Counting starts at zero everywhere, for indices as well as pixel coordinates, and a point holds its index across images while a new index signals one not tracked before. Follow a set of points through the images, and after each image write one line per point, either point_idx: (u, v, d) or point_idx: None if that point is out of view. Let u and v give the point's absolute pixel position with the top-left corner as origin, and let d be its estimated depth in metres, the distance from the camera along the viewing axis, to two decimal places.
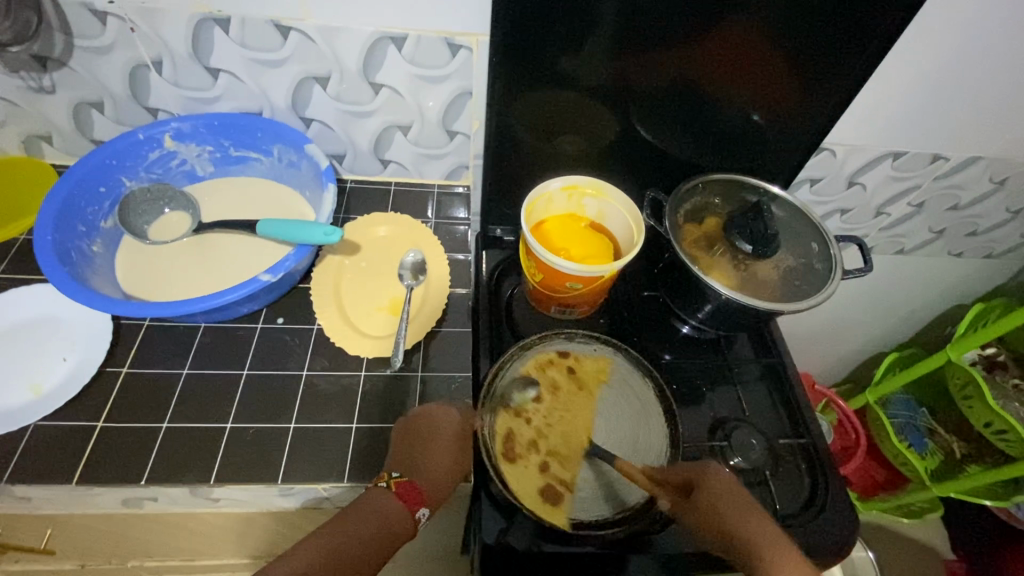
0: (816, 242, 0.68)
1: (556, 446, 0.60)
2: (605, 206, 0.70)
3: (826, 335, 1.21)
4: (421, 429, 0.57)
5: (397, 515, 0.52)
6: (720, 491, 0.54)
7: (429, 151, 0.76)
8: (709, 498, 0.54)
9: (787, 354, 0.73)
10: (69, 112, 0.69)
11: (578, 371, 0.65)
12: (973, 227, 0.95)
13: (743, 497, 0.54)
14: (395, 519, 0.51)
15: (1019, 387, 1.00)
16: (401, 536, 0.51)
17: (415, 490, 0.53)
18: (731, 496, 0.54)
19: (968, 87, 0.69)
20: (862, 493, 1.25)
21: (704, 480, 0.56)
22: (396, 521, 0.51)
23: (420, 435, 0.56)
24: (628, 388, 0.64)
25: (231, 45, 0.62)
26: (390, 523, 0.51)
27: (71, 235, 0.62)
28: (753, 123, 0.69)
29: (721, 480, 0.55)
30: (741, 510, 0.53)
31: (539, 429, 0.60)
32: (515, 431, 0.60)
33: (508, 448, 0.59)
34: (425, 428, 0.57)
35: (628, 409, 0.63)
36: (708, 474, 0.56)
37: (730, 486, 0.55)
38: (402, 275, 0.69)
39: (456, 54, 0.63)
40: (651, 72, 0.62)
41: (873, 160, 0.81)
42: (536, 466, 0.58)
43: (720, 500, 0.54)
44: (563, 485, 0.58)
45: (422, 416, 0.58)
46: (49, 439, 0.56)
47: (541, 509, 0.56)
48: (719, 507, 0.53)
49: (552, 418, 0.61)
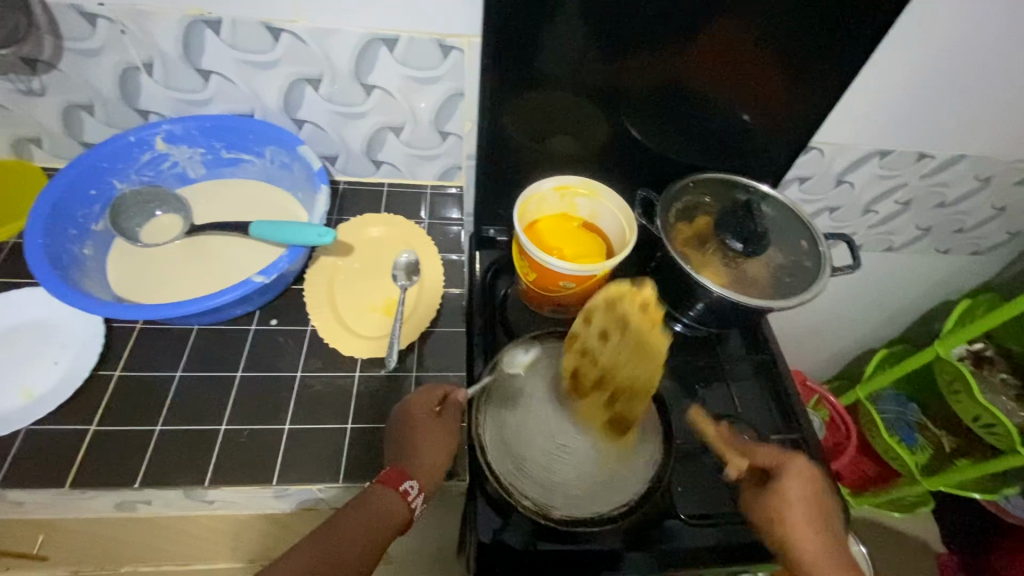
0: (805, 240, 0.69)
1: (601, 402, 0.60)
2: (598, 206, 0.70)
3: (817, 332, 1.23)
4: (397, 413, 0.58)
5: (384, 497, 0.53)
6: (792, 495, 0.57)
7: (421, 152, 0.76)
8: (778, 501, 0.57)
9: (778, 351, 0.74)
10: (59, 115, 0.69)
11: (649, 309, 0.57)
12: (958, 225, 0.96)
13: (812, 502, 0.57)
14: (381, 503, 0.53)
15: (1005, 381, 1.02)
16: (392, 519, 0.52)
17: (397, 467, 0.55)
18: (805, 502, 0.57)
19: (952, 87, 0.70)
20: (853, 488, 1.27)
21: (785, 480, 0.57)
22: (384, 506, 0.53)
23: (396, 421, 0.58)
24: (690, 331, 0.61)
25: (222, 47, 0.62)
26: (379, 510, 0.52)
27: (61, 238, 0.62)
28: (743, 123, 0.70)
29: (801, 485, 0.57)
30: (805, 519, 0.56)
31: (540, 421, 0.60)
32: (517, 423, 0.60)
33: (509, 442, 0.59)
34: (399, 411, 0.58)
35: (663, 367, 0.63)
36: (794, 474, 0.58)
37: (808, 488, 0.57)
38: (395, 276, 0.69)
39: (447, 56, 0.63)
40: (641, 73, 0.63)
41: (860, 158, 0.82)
42: (547, 452, 0.59)
43: (791, 506, 0.56)
44: (626, 421, 0.60)
45: (399, 402, 0.59)
46: (42, 443, 0.55)
47: (534, 504, 0.55)
48: (787, 510, 0.56)
49: (622, 357, 0.59)
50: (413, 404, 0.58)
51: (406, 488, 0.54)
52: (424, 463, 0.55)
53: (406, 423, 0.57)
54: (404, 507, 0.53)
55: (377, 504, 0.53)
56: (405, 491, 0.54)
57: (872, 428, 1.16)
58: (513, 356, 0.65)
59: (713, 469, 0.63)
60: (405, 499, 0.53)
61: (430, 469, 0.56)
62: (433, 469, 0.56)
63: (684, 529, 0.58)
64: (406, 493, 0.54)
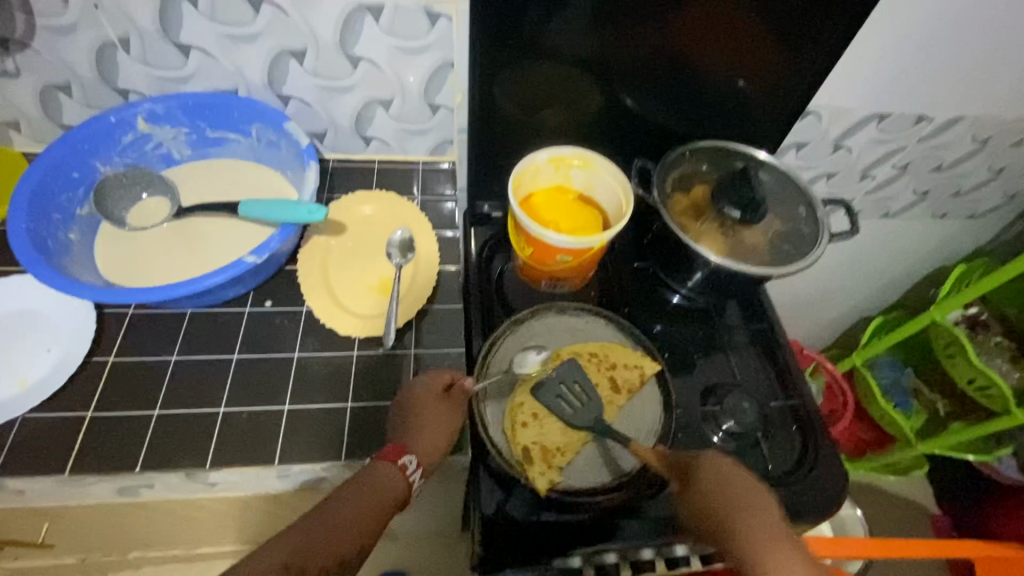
0: (803, 206, 0.68)
1: (571, 407, 0.58)
2: (593, 177, 0.69)
3: (814, 301, 1.23)
4: (404, 393, 0.58)
5: (384, 472, 0.52)
6: (707, 485, 0.51)
7: (411, 126, 0.74)
8: (698, 495, 0.51)
9: (776, 320, 0.74)
10: (35, 97, 0.66)
11: (560, 355, 0.62)
12: (955, 188, 0.96)
13: (735, 489, 0.50)
14: (382, 479, 0.51)
15: (1000, 344, 1.03)
16: (390, 492, 0.51)
17: (398, 444, 0.54)
18: (722, 493, 0.50)
19: (951, 47, 0.69)
20: (850, 453, 1.29)
21: (698, 470, 0.52)
22: (385, 482, 0.51)
23: (401, 398, 0.58)
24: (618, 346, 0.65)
25: (201, 20, 0.60)
26: (378, 486, 0.51)
27: (46, 223, 0.60)
28: (738, 90, 0.69)
29: (713, 473, 0.51)
30: (733, 505, 0.49)
31: (548, 392, 0.58)
32: (521, 394, 0.59)
33: (513, 410, 0.58)
34: (404, 393, 0.58)
35: (629, 356, 0.63)
36: (703, 464, 0.52)
37: (722, 474, 0.51)
38: (390, 253, 0.68)
39: (435, 23, 0.61)
40: (635, 38, 0.61)
41: (858, 122, 0.81)
42: (552, 420, 0.58)
43: (713, 496, 0.50)
44: (619, 389, 0.61)
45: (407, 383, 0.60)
46: (39, 431, 0.55)
47: (543, 469, 0.55)
48: (709, 504, 0.50)
49: (565, 387, 0.59)
50: (421, 382, 0.58)
51: (405, 462, 0.53)
52: (425, 439, 0.55)
53: (412, 402, 0.57)
54: (402, 484, 0.52)
55: (378, 481, 0.51)
56: (403, 465, 0.53)
57: (867, 394, 1.17)
58: (524, 357, 0.61)
59: (713, 437, 0.64)
60: (404, 474, 0.52)
61: (429, 446, 0.55)
62: (434, 448, 0.55)
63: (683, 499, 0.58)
64: (403, 468, 0.53)
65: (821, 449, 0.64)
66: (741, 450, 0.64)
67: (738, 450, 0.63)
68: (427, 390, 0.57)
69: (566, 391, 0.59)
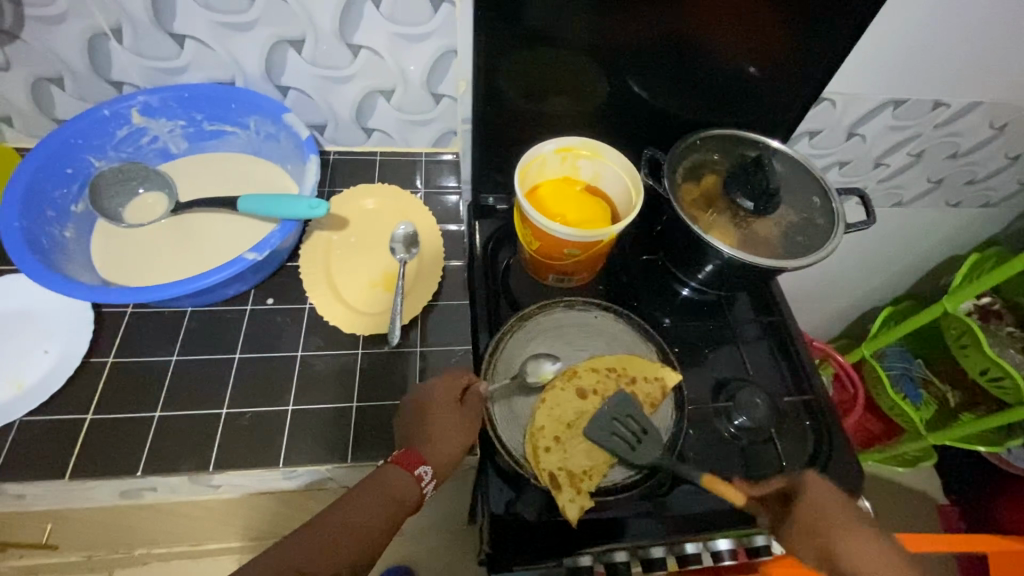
0: (817, 196, 0.66)
1: (624, 442, 0.56)
2: (601, 168, 0.67)
3: (824, 291, 1.21)
4: (416, 395, 0.54)
5: (398, 479, 0.49)
6: (818, 499, 0.51)
7: (414, 117, 0.72)
8: (810, 509, 0.50)
9: (788, 313, 0.73)
10: (28, 91, 0.65)
11: (583, 379, 0.59)
12: (971, 176, 0.93)
13: (847, 510, 0.50)
14: (396, 487, 0.49)
15: (1013, 335, 1.01)
16: (404, 501, 0.49)
17: (411, 450, 0.51)
18: (831, 511, 0.50)
19: (972, 29, 0.66)
20: (859, 445, 1.28)
21: (802, 489, 0.52)
22: (399, 489, 0.49)
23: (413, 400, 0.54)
24: (628, 344, 0.64)
25: (195, 8, 0.57)
26: (393, 493, 0.48)
27: (40, 220, 0.59)
28: (751, 77, 0.67)
29: (823, 489, 0.52)
30: (846, 521, 0.49)
31: (600, 429, 0.57)
32: (540, 417, 0.57)
33: (534, 434, 0.56)
34: (417, 396, 0.54)
35: (650, 366, 0.61)
36: (809, 483, 0.52)
37: (830, 491, 0.52)
38: (394, 248, 0.66)
39: (437, 9, 0.59)
40: (645, 23, 0.59)
41: (873, 108, 0.78)
42: (575, 444, 0.56)
43: (825, 510, 0.50)
44: (644, 398, 0.59)
45: (419, 383, 0.56)
46: (38, 435, 0.54)
47: (573, 495, 0.53)
48: (825, 518, 0.49)
49: (608, 421, 0.57)
50: (435, 388, 0.54)
51: (421, 472, 0.50)
52: (441, 449, 0.52)
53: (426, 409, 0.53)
54: (416, 493, 0.50)
55: (390, 489, 0.49)
56: (419, 476, 0.50)
57: (877, 385, 1.15)
58: (538, 365, 0.60)
59: (724, 432, 0.62)
60: (419, 485, 0.50)
61: (443, 454, 0.52)
62: (450, 458, 0.52)
63: (696, 493, 0.58)
64: (419, 478, 0.50)
65: (835, 442, 0.63)
66: (754, 447, 0.62)
67: (751, 445, 0.62)
68: (442, 396, 0.54)
69: (619, 426, 0.57)
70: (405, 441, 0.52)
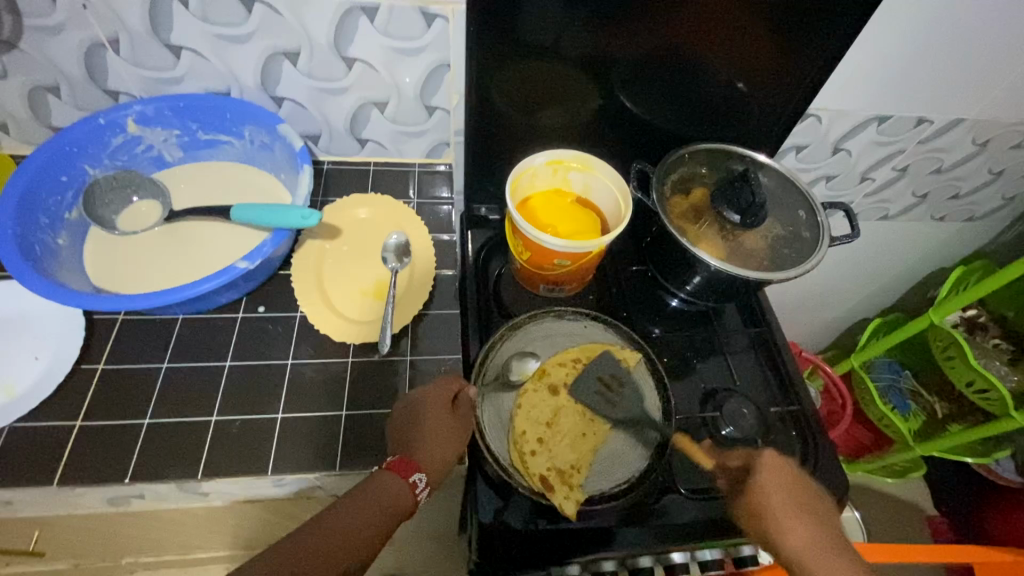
0: (802, 210, 0.68)
1: (605, 399, 0.60)
2: (591, 180, 0.68)
3: (814, 303, 1.22)
4: (409, 403, 0.55)
5: (393, 486, 0.50)
6: (771, 485, 0.52)
7: (407, 128, 0.73)
8: (762, 488, 0.52)
9: (776, 325, 0.73)
10: (24, 99, 0.65)
11: (552, 378, 0.61)
12: (955, 191, 0.95)
13: (797, 493, 0.52)
14: (391, 494, 0.49)
15: (998, 346, 1.03)
16: (399, 508, 0.49)
17: (406, 458, 0.51)
18: (783, 498, 0.52)
19: (952, 49, 0.68)
20: (849, 455, 1.29)
21: (758, 468, 0.53)
22: (395, 496, 0.49)
23: (406, 408, 0.55)
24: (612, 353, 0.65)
25: (192, 20, 0.58)
26: (388, 500, 0.49)
27: (33, 227, 0.59)
28: (738, 92, 0.68)
29: (777, 473, 0.53)
30: (795, 507, 0.51)
31: (586, 389, 0.60)
32: (520, 422, 0.58)
33: (518, 440, 0.57)
34: (411, 403, 0.55)
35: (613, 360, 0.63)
36: (766, 465, 0.53)
37: (786, 476, 0.53)
38: (385, 258, 0.67)
39: (431, 25, 0.60)
40: (634, 40, 0.60)
41: (858, 124, 0.80)
42: (558, 442, 0.58)
43: (776, 496, 0.52)
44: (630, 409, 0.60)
45: (411, 390, 0.56)
46: (25, 441, 0.54)
47: (566, 492, 0.54)
48: (772, 502, 0.51)
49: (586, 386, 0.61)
50: (428, 396, 0.54)
51: (415, 480, 0.51)
52: (437, 455, 0.53)
53: (419, 416, 0.53)
54: (411, 500, 0.50)
55: (384, 496, 0.49)
56: (414, 483, 0.51)
57: (866, 397, 1.16)
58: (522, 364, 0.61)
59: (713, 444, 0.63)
60: (413, 492, 0.50)
61: (436, 462, 0.53)
62: (444, 465, 0.53)
63: (683, 503, 0.59)
64: (414, 486, 0.51)
65: (820, 451, 0.64)
66: None
67: None
68: (436, 403, 0.54)
69: (603, 385, 0.61)
70: (398, 448, 0.53)
